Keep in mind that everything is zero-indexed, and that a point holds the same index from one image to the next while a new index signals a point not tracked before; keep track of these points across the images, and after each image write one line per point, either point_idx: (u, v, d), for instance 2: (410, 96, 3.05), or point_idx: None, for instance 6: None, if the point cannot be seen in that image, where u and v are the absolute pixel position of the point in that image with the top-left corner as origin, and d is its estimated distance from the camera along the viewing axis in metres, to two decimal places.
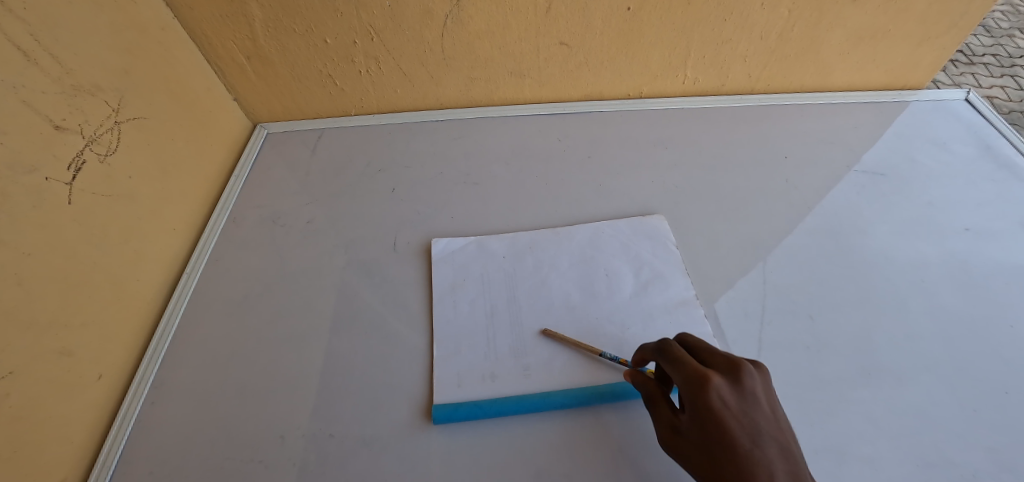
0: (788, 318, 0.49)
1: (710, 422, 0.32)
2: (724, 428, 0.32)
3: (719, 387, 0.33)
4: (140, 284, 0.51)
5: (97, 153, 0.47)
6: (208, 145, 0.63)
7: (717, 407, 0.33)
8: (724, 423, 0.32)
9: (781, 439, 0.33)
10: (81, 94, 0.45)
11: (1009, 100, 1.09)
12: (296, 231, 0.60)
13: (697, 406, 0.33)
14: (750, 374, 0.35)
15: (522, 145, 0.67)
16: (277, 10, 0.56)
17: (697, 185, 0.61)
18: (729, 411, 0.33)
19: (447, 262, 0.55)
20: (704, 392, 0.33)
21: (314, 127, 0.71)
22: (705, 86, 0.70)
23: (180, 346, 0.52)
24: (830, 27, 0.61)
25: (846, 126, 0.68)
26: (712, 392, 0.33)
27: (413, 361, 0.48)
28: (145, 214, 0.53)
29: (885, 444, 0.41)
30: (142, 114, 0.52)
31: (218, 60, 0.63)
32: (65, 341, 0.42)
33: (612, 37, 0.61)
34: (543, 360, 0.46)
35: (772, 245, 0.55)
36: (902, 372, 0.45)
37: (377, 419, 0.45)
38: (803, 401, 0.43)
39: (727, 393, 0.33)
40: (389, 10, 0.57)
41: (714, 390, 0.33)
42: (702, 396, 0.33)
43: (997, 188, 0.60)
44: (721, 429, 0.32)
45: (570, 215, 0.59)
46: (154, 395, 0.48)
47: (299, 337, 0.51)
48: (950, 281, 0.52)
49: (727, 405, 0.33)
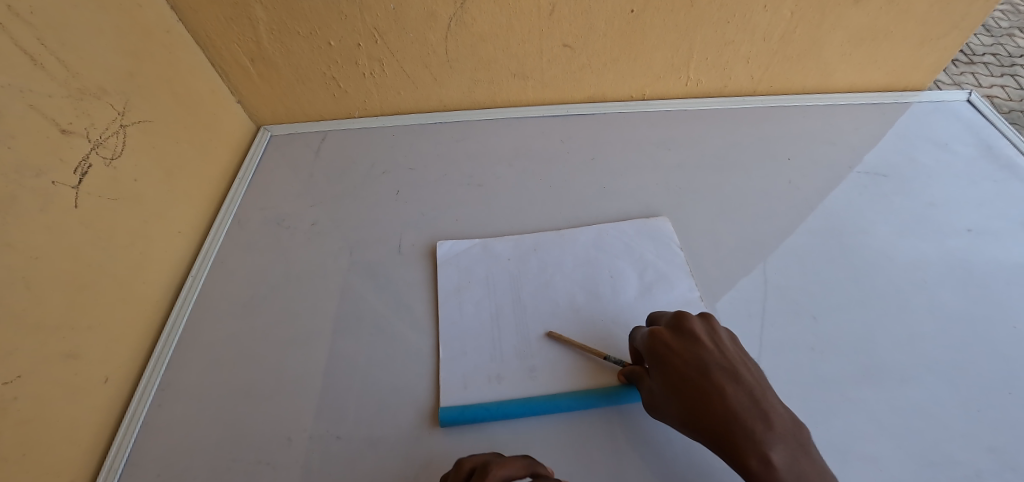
0: (792, 319, 0.49)
1: (660, 362, 0.39)
2: (670, 362, 0.38)
3: (659, 333, 0.40)
4: (146, 287, 0.52)
5: (102, 156, 0.47)
6: (212, 148, 0.63)
7: (662, 348, 0.39)
8: (670, 359, 0.38)
9: (727, 364, 0.37)
10: (86, 97, 0.45)
11: (1009, 99, 1.10)
12: (300, 233, 0.61)
13: (649, 353, 0.40)
14: (691, 320, 0.41)
15: (525, 147, 0.67)
16: (280, 13, 0.56)
17: (700, 186, 0.62)
18: (671, 348, 0.39)
19: (451, 264, 0.55)
20: (650, 340, 0.40)
21: (317, 129, 0.72)
22: (707, 87, 0.70)
23: (185, 348, 0.52)
24: (833, 29, 0.61)
25: (848, 127, 0.68)
26: (655, 338, 0.40)
27: (419, 363, 0.48)
28: (150, 217, 0.53)
29: (888, 443, 0.41)
30: (146, 117, 0.53)
31: (222, 63, 0.63)
32: (71, 344, 0.42)
33: (615, 39, 0.61)
34: (548, 362, 0.47)
35: (775, 246, 0.55)
36: (906, 372, 0.45)
37: (383, 421, 0.45)
38: (807, 401, 0.43)
39: (669, 336, 0.40)
40: (393, 13, 0.57)
41: (656, 336, 0.40)
42: (648, 344, 0.40)
43: (998, 189, 0.60)
44: (669, 364, 0.38)
45: (574, 217, 0.59)
46: (160, 398, 0.48)
47: (305, 340, 0.51)
48: (953, 281, 0.52)
49: (670, 345, 0.39)
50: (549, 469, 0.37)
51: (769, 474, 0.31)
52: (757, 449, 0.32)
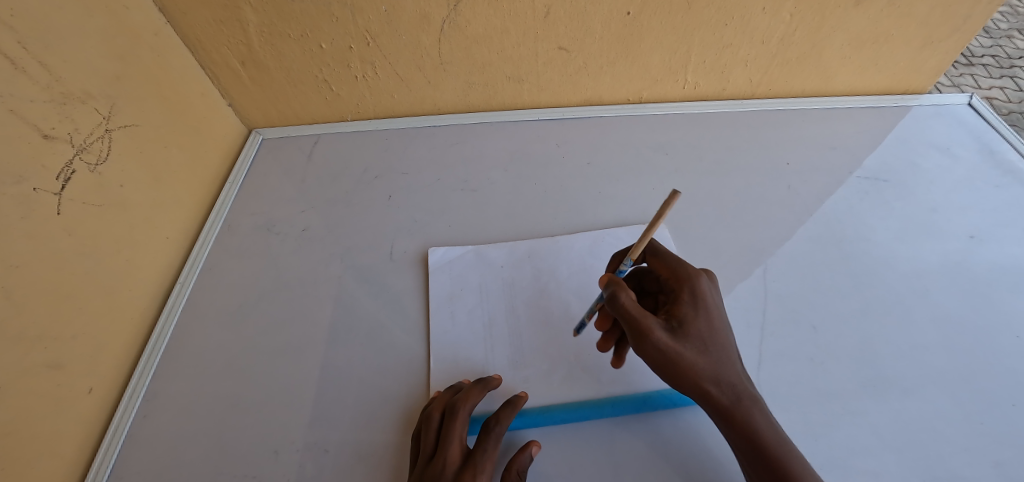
0: (791, 328, 0.48)
1: (701, 307, 0.38)
2: (711, 312, 0.38)
3: (706, 281, 0.39)
4: (132, 295, 0.50)
5: (87, 162, 0.46)
6: (202, 152, 0.62)
7: (706, 296, 0.39)
8: (710, 309, 0.38)
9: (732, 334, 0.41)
10: (70, 102, 0.44)
11: (1009, 101, 1.09)
12: (292, 239, 0.59)
13: (692, 296, 0.38)
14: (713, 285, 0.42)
15: (521, 151, 0.66)
16: (271, 15, 0.55)
17: (698, 192, 0.61)
18: (712, 301, 0.39)
19: (444, 271, 0.54)
20: (697, 284, 0.39)
21: (310, 132, 0.71)
22: (705, 91, 0.69)
23: (173, 357, 0.51)
24: (833, 32, 0.60)
25: (847, 131, 0.67)
26: (703, 285, 0.39)
27: (410, 373, 0.47)
28: (137, 223, 0.52)
29: (890, 457, 0.40)
30: (133, 122, 0.52)
31: (211, 65, 0.62)
32: (54, 354, 0.41)
33: (612, 42, 0.60)
34: (542, 373, 0.45)
35: (774, 253, 0.54)
36: (908, 383, 0.44)
37: (374, 433, 0.44)
38: (805, 413, 0.42)
39: (710, 287, 0.40)
40: (386, 15, 0.56)
41: (704, 283, 0.39)
42: (696, 288, 0.39)
43: (1001, 194, 0.59)
44: (709, 314, 0.38)
45: (570, 222, 0.58)
46: (146, 409, 0.47)
47: (294, 349, 0.50)
48: (955, 289, 0.51)
49: (711, 296, 0.39)
50: (498, 378, 0.44)
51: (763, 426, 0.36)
52: (758, 407, 0.36)
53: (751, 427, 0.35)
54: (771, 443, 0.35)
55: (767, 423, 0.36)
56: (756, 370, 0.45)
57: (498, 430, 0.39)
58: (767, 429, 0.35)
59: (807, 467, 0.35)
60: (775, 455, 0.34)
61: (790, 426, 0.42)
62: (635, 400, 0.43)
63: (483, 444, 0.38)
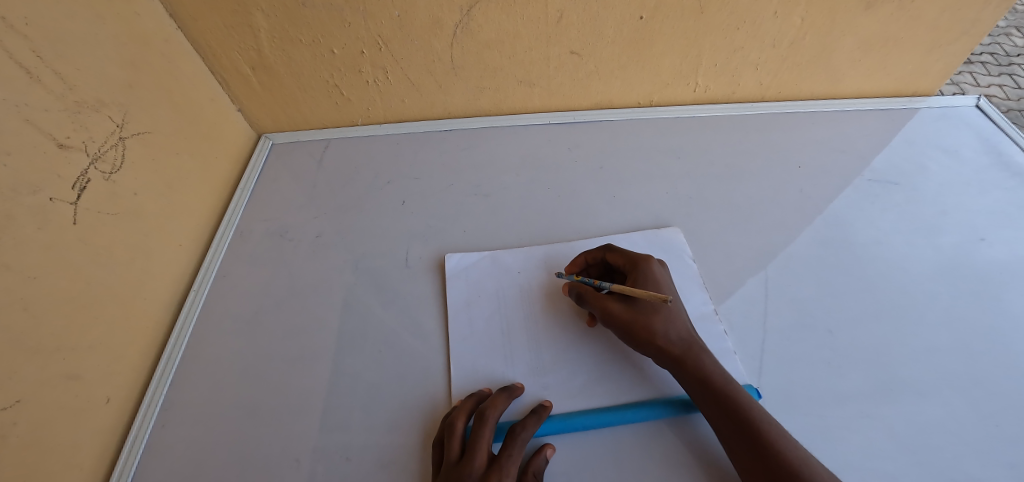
0: (806, 332, 0.48)
1: (651, 281, 0.45)
2: (661, 285, 0.45)
3: (656, 264, 0.47)
4: (147, 303, 0.50)
5: (101, 171, 0.46)
6: (213, 158, 0.62)
7: (656, 275, 0.46)
8: (660, 283, 0.45)
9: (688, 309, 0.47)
10: (84, 110, 0.44)
11: (1007, 99, 1.10)
12: (305, 245, 0.59)
13: (643, 275, 0.46)
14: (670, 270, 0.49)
15: (532, 155, 0.66)
16: (282, 20, 0.55)
17: (710, 196, 0.61)
18: (662, 278, 0.46)
19: (460, 277, 0.54)
20: (648, 266, 0.47)
21: (320, 137, 0.70)
22: (715, 94, 0.69)
23: (189, 366, 0.51)
24: (842, 35, 0.61)
25: (856, 134, 0.68)
26: (654, 266, 0.47)
27: (429, 381, 0.47)
28: (150, 232, 0.52)
29: (907, 460, 0.41)
30: (146, 129, 0.51)
31: (222, 71, 0.61)
32: (71, 365, 0.41)
33: (623, 46, 0.60)
34: (561, 380, 0.46)
35: (787, 257, 0.55)
36: (922, 386, 0.45)
37: (394, 441, 0.44)
38: (823, 417, 0.43)
39: (660, 269, 0.47)
40: (397, 20, 0.56)
41: (654, 265, 0.47)
42: (646, 269, 0.46)
43: (1010, 196, 0.60)
44: (660, 286, 0.45)
45: (583, 227, 0.59)
46: (164, 418, 0.47)
47: (311, 356, 0.50)
48: (966, 291, 0.52)
49: (661, 275, 0.46)
50: (521, 386, 0.44)
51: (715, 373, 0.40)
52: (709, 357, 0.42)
53: (702, 372, 0.40)
54: (722, 384, 0.40)
55: (716, 369, 0.41)
56: (773, 374, 0.45)
57: (523, 435, 0.40)
58: (716, 373, 0.40)
59: (757, 405, 0.39)
60: (726, 393, 0.39)
61: (808, 430, 0.42)
62: (655, 405, 0.43)
63: (509, 449, 0.39)
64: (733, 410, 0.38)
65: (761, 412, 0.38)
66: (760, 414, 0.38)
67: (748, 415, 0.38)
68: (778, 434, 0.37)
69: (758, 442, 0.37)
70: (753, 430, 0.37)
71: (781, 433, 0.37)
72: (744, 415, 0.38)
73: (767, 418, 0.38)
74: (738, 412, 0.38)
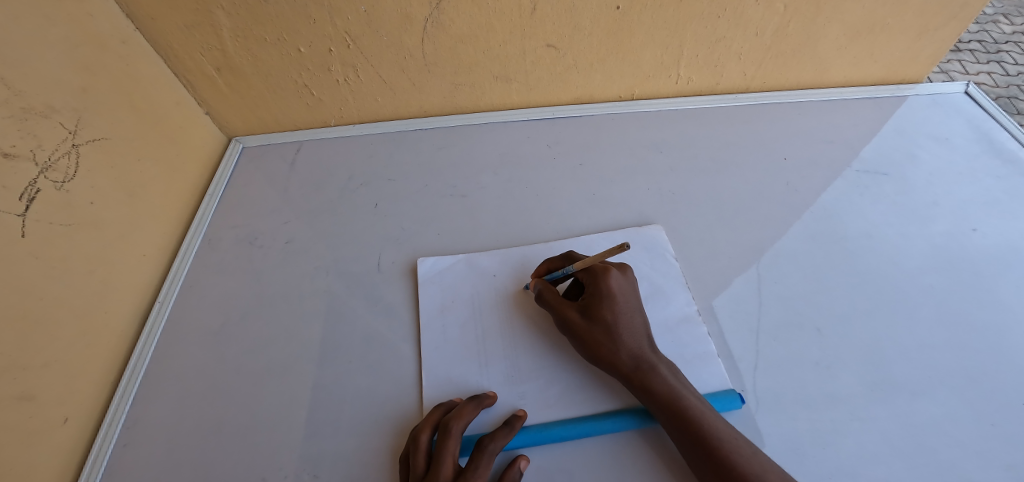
0: (793, 331, 0.47)
1: (606, 295, 0.42)
2: (617, 299, 0.42)
3: (616, 274, 0.43)
4: (108, 317, 0.48)
5: (53, 180, 0.43)
6: (179, 163, 0.60)
7: (614, 286, 0.43)
8: (616, 296, 0.42)
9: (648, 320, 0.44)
10: (32, 117, 0.41)
11: (996, 86, 1.08)
12: (274, 252, 0.57)
13: (599, 287, 0.43)
14: (633, 274, 0.45)
15: (510, 153, 0.64)
16: (245, 19, 0.53)
17: (694, 191, 0.59)
18: (620, 290, 0.43)
19: (434, 282, 0.52)
20: (605, 277, 0.43)
21: (292, 139, 0.68)
22: (699, 86, 0.67)
23: (154, 381, 0.48)
24: (828, 22, 0.59)
25: (843, 124, 0.66)
26: (612, 277, 0.43)
27: (401, 392, 0.45)
28: (110, 242, 0.49)
29: (901, 464, 0.39)
30: (102, 135, 0.49)
31: (186, 73, 0.59)
32: (24, 384, 0.38)
33: (602, 38, 0.58)
34: (539, 388, 0.44)
35: (773, 252, 0.53)
36: (914, 385, 0.43)
37: (366, 456, 0.42)
38: (813, 421, 0.41)
39: (620, 279, 0.44)
40: (365, 15, 0.53)
41: (612, 276, 0.43)
42: (603, 280, 0.43)
43: (1001, 185, 0.58)
44: (615, 300, 0.42)
45: (562, 227, 0.57)
46: (126, 437, 0.45)
47: (279, 369, 0.48)
48: (958, 284, 0.50)
49: (620, 286, 0.43)
50: (493, 395, 0.42)
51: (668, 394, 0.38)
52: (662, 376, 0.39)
53: (651, 392, 0.39)
54: (673, 403, 0.38)
55: (669, 387, 0.39)
56: (758, 376, 0.44)
57: (491, 447, 0.38)
58: (668, 391, 0.38)
59: (715, 422, 0.37)
60: (677, 412, 0.37)
61: (797, 434, 0.40)
62: (636, 413, 0.41)
63: (475, 462, 0.37)
64: (685, 430, 0.37)
65: (717, 428, 0.37)
66: (715, 432, 0.36)
67: (701, 434, 0.36)
68: (734, 452, 0.35)
69: (711, 462, 0.35)
70: (706, 449, 0.36)
71: (738, 450, 0.35)
72: (697, 434, 0.36)
73: (724, 436, 0.36)
74: (690, 431, 0.37)
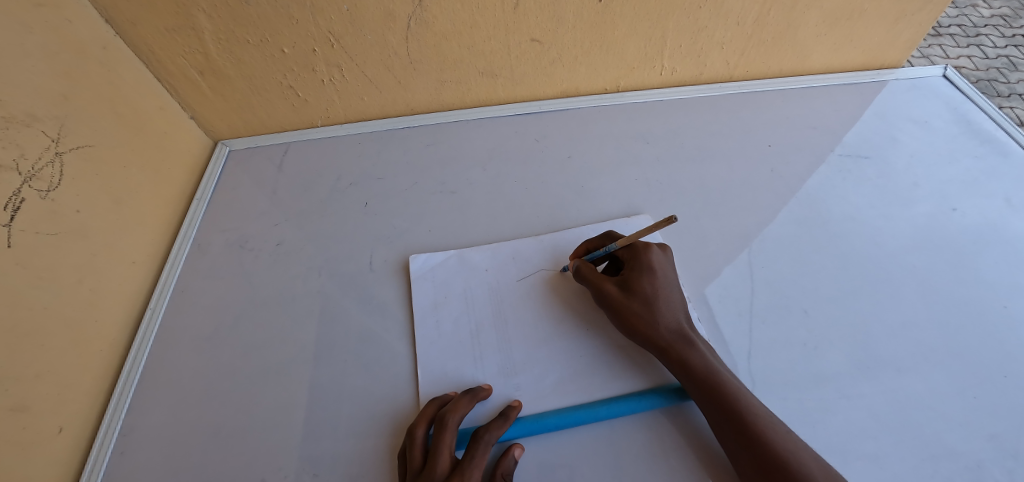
0: (781, 314, 0.47)
1: (646, 269, 0.44)
2: (656, 273, 0.44)
3: (656, 250, 0.46)
4: (99, 326, 0.48)
5: (37, 189, 0.43)
6: (165, 169, 0.59)
7: (653, 261, 0.45)
8: (655, 270, 0.45)
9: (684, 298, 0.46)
10: (14, 126, 0.41)
11: (976, 69, 1.10)
12: (265, 255, 0.57)
13: (640, 261, 0.45)
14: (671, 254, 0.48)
15: (499, 148, 0.64)
16: (227, 21, 0.52)
17: (680, 180, 0.60)
18: (659, 264, 0.45)
19: (427, 278, 0.53)
20: (646, 252, 0.45)
21: (280, 141, 0.68)
22: (684, 76, 0.68)
23: (148, 388, 0.48)
24: (807, 9, 0.60)
25: (825, 109, 0.67)
26: (652, 252, 0.45)
27: (399, 389, 0.46)
28: (98, 250, 0.49)
29: (888, 438, 0.40)
30: (86, 142, 0.48)
31: (169, 77, 0.58)
32: (18, 395, 0.38)
33: (586, 31, 0.59)
34: (534, 379, 0.44)
35: (759, 237, 0.54)
36: (900, 362, 0.44)
37: (365, 453, 0.43)
38: (802, 400, 0.42)
39: (660, 255, 0.46)
40: (348, 14, 0.53)
41: (653, 251, 0.45)
42: (644, 254, 0.45)
43: (979, 165, 0.60)
44: (655, 274, 0.44)
45: (552, 220, 0.57)
46: (123, 444, 0.45)
47: (277, 370, 0.48)
48: (940, 261, 0.51)
49: (660, 262, 0.45)
50: (488, 388, 0.43)
51: (704, 366, 0.40)
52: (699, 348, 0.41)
53: (688, 365, 0.40)
54: (709, 376, 0.39)
55: (706, 361, 0.40)
56: (750, 359, 0.45)
57: (487, 438, 0.38)
58: (704, 364, 0.40)
59: (747, 396, 0.38)
60: (712, 384, 0.39)
61: (788, 414, 0.41)
62: (631, 399, 0.42)
63: (472, 453, 0.37)
64: (720, 402, 0.38)
65: (750, 404, 0.38)
66: (748, 407, 0.37)
67: (736, 407, 0.37)
68: (765, 426, 0.36)
69: (742, 433, 0.36)
70: (739, 422, 0.37)
71: (769, 425, 0.37)
72: (731, 407, 0.37)
73: (755, 410, 0.37)
74: (724, 403, 0.38)
